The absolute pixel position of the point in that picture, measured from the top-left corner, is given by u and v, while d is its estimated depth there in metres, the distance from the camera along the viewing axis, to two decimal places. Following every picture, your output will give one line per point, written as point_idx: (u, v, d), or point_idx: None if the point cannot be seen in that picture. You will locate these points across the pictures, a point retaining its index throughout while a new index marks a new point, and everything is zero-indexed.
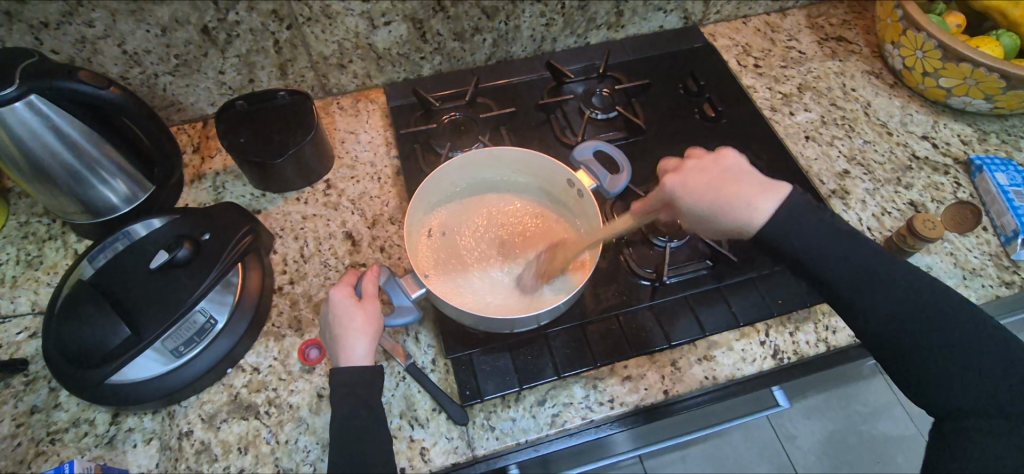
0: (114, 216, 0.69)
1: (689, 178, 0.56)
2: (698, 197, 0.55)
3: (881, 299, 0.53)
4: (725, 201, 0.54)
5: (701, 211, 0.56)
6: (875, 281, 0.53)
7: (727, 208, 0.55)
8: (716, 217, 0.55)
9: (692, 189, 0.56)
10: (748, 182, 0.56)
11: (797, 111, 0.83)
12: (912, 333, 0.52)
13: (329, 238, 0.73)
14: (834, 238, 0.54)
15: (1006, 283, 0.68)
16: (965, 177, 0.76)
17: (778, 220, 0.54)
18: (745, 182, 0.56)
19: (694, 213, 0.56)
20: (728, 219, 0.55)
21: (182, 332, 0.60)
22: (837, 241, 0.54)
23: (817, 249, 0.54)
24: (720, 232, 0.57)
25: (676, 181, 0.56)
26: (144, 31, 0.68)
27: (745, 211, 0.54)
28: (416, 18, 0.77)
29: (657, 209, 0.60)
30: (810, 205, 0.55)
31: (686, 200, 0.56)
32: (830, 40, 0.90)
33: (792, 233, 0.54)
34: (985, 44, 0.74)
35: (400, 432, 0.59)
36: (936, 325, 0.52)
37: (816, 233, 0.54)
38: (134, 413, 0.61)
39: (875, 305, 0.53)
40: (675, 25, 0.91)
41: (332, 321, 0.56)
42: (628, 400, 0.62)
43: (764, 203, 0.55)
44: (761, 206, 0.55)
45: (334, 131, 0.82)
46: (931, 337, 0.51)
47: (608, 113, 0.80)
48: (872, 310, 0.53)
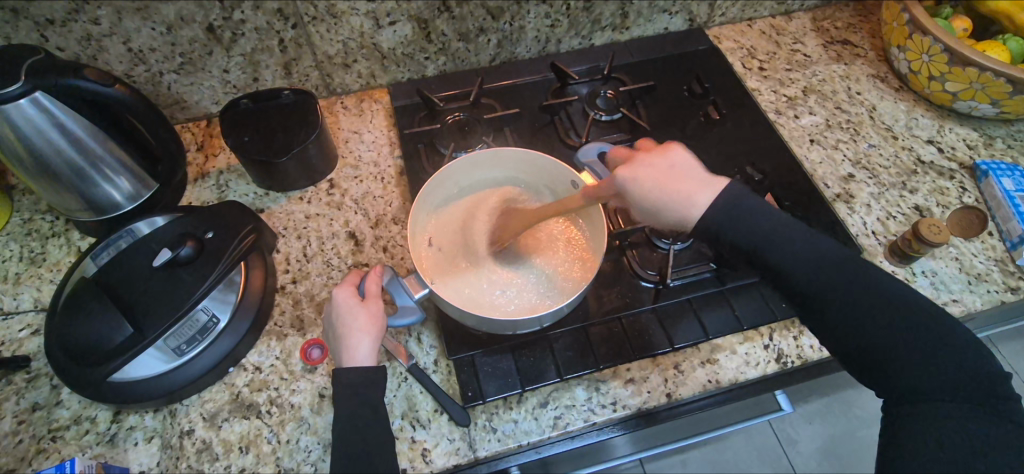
0: (117, 213, 0.69)
1: (639, 172, 0.53)
2: (648, 189, 0.53)
3: (855, 311, 0.49)
4: (668, 195, 0.52)
5: (647, 206, 0.53)
6: (849, 276, 0.50)
7: (669, 205, 0.52)
8: (664, 210, 0.53)
9: (639, 183, 0.53)
10: (690, 175, 0.53)
11: (802, 115, 0.82)
12: (867, 338, 0.49)
13: (332, 238, 0.73)
14: (821, 242, 0.52)
15: (1012, 288, 0.68)
16: (970, 182, 0.76)
17: (683, 203, 0.52)
18: (685, 176, 0.53)
19: (640, 207, 0.54)
20: (665, 212, 0.53)
21: (185, 330, 0.60)
22: (754, 225, 0.51)
23: (767, 244, 0.51)
24: (666, 226, 0.54)
25: (627, 174, 0.54)
26: (149, 29, 0.68)
27: (683, 206, 0.52)
28: (421, 18, 0.77)
29: (609, 198, 0.57)
30: (745, 193, 0.53)
31: (634, 194, 0.53)
32: (836, 43, 0.90)
33: (754, 232, 0.51)
34: (991, 49, 0.74)
35: (401, 433, 0.59)
36: (906, 324, 0.48)
37: (756, 223, 0.51)
38: (135, 411, 0.61)
39: (840, 309, 0.50)
40: (680, 27, 0.90)
41: (335, 321, 0.56)
42: (631, 403, 0.61)
43: (701, 197, 0.52)
44: (698, 202, 0.52)
45: (338, 131, 0.82)
46: (910, 339, 0.48)
47: (612, 115, 0.79)
48: (824, 304, 0.51)
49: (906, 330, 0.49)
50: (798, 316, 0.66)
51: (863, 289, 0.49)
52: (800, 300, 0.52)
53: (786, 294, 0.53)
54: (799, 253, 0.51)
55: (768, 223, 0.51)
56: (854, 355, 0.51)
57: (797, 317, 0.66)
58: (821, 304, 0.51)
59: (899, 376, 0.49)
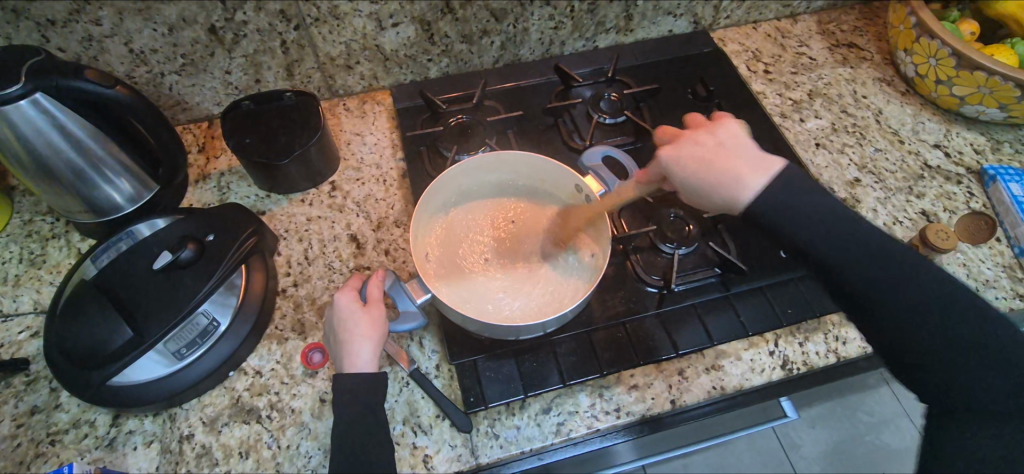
0: (118, 215, 0.68)
1: (683, 150, 0.56)
2: (693, 169, 0.55)
3: (901, 305, 0.53)
4: (718, 175, 0.54)
5: (694, 186, 0.56)
6: (915, 281, 0.53)
7: (719, 184, 0.54)
8: (710, 193, 0.55)
9: (683, 164, 0.56)
10: (741, 155, 0.55)
11: (807, 118, 0.82)
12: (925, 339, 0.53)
13: (333, 240, 0.72)
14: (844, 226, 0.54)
15: (1020, 295, 0.67)
16: (978, 187, 0.75)
17: (737, 184, 0.54)
18: (735, 152, 0.55)
19: (687, 185, 0.56)
20: (715, 194, 0.55)
21: (184, 334, 0.59)
22: (824, 223, 0.53)
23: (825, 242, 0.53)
24: (714, 208, 0.56)
25: (670, 153, 0.56)
26: (151, 30, 0.68)
27: (733, 187, 0.54)
28: (424, 19, 0.77)
29: (657, 180, 0.59)
30: (799, 180, 0.54)
31: (680, 175, 0.56)
32: (841, 46, 0.89)
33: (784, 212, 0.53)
34: (999, 53, 0.73)
35: (403, 439, 0.58)
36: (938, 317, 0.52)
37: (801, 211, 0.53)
38: (134, 415, 0.60)
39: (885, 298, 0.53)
40: (684, 30, 0.90)
41: (336, 327, 0.55)
42: (635, 409, 0.61)
43: (754, 181, 0.54)
44: (754, 179, 0.54)
45: (340, 132, 0.82)
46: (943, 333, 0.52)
47: (616, 118, 0.79)
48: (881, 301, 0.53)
49: (948, 332, 0.52)
50: (803, 323, 0.66)
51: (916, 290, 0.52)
52: (860, 295, 0.54)
53: (834, 289, 0.56)
54: (858, 245, 0.53)
55: (826, 209, 0.54)
56: (889, 344, 0.55)
57: (802, 324, 0.65)
58: (875, 303, 0.53)
59: (936, 371, 0.53)
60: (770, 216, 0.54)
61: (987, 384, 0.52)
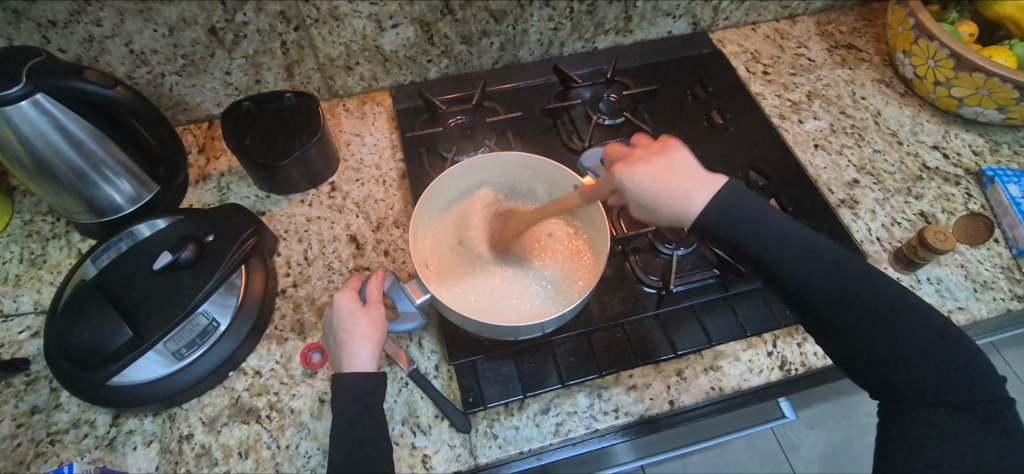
0: (118, 216, 0.68)
1: (636, 167, 0.55)
2: (646, 182, 0.54)
3: (853, 307, 0.51)
4: (671, 190, 0.54)
5: (645, 200, 0.55)
6: (889, 301, 0.51)
7: (669, 199, 0.54)
8: (660, 207, 0.54)
9: (638, 179, 0.54)
10: (689, 173, 0.55)
11: (806, 119, 0.82)
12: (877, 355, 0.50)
13: (333, 241, 0.72)
14: (790, 231, 0.54)
15: (1018, 296, 0.67)
16: (976, 188, 0.75)
17: (682, 200, 0.54)
18: (677, 176, 0.54)
19: (639, 202, 0.55)
20: (665, 207, 0.54)
21: (184, 334, 0.60)
22: (783, 230, 0.53)
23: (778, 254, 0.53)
24: (665, 221, 0.55)
25: (624, 171, 0.55)
26: (151, 31, 0.68)
27: (679, 203, 0.54)
28: (424, 20, 0.77)
29: (606, 195, 0.58)
30: (751, 194, 0.55)
31: (632, 189, 0.54)
32: (840, 48, 0.89)
33: (731, 223, 0.53)
34: (997, 55, 0.73)
35: (402, 439, 0.58)
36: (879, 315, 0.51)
37: (780, 226, 0.54)
38: (134, 415, 0.61)
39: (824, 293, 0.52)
40: (684, 31, 0.90)
41: (336, 327, 0.55)
42: (633, 410, 0.61)
43: (699, 195, 0.54)
44: (697, 195, 0.54)
45: (340, 133, 0.82)
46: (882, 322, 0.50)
47: (615, 119, 0.79)
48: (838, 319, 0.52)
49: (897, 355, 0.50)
50: (801, 324, 0.66)
51: (858, 289, 0.51)
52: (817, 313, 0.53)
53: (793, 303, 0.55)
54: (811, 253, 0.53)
55: (797, 233, 0.54)
56: (849, 360, 0.53)
57: (800, 325, 0.66)
58: (821, 308, 0.52)
59: (898, 378, 0.50)
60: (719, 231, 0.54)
61: (942, 394, 0.49)
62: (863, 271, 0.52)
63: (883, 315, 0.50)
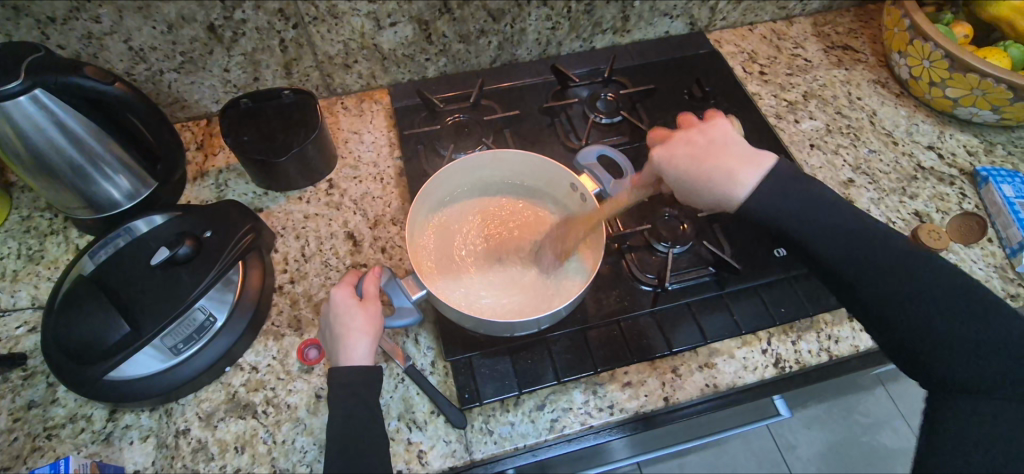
0: (116, 212, 0.69)
1: (678, 149, 0.59)
2: (685, 167, 0.58)
3: (885, 288, 0.53)
4: (708, 171, 0.56)
5: (685, 185, 0.58)
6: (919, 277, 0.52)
7: (708, 179, 0.56)
8: (701, 191, 0.57)
9: (676, 161, 0.58)
10: (732, 152, 0.57)
11: (802, 119, 0.82)
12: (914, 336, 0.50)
13: (330, 238, 0.72)
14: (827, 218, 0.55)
15: (1011, 295, 0.68)
16: (970, 188, 0.76)
17: (727, 179, 0.56)
18: (725, 153, 0.57)
19: (680, 186, 0.59)
20: (711, 189, 0.57)
21: (182, 329, 0.60)
22: (834, 223, 0.54)
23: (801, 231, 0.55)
24: (706, 206, 0.58)
25: (663, 153, 0.59)
26: (150, 28, 0.68)
27: (726, 184, 0.56)
28: (422, 19, 0.77)
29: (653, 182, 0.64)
30: (794, 175, 0.56)
31: (671, 174, 0.59)
32: (836, 48, 0.90)
33: (775, 209, 0.55)
34: (991, 55, 0.74)
35: (398, 435, 0.59)
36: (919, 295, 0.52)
37: (795, 200, 0.55)
38: (131, 410, 0.61)
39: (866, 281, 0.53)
40: (681, 31, 0.90)
41: (333, 321, 0.55)
42: (628, 406, 0.61)
43: (745, 175, 0.56)
44: (740, 182, 0.56)
45: (338, 131, 0.82)
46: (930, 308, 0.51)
47: (612, 118, 0.79)
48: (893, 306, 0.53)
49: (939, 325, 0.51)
50: (795, 322, 0.66)
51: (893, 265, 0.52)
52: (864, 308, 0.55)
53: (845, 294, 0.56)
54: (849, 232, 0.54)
55: (830, 211, 0.55)
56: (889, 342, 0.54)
57: (794, 323, 0.66)
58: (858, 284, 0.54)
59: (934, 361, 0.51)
60: (777, 226, 0.56)
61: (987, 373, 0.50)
62: (886, 248, 0.53)
63: (911, 299, 0.52)
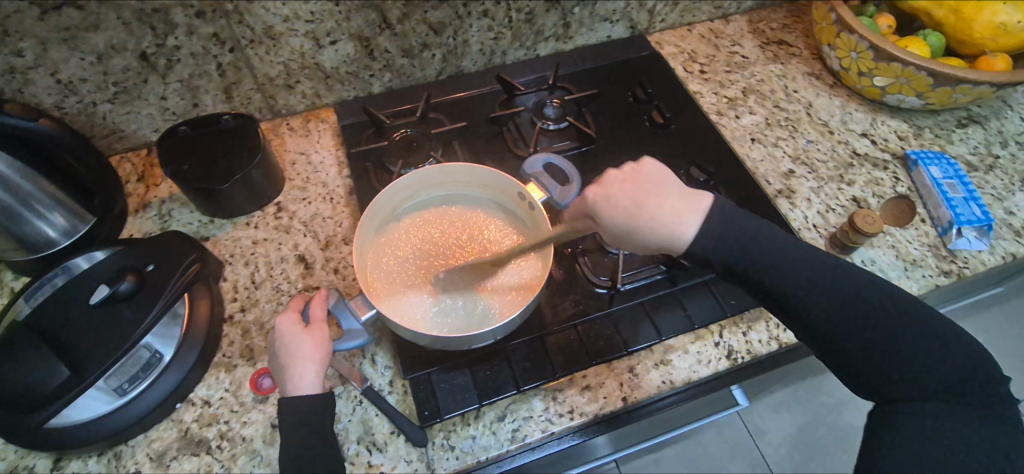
0: (52, 251, 0.66)
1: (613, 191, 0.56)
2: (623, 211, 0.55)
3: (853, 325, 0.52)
4: (643, 215, 0.54)
5: (619, 225, 0.56)
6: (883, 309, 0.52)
7: (645, 228, 0.55)
8: (641, 234, 0.55)
9: (614, 205, 0.56)
10: (670, 198, 0.55)
11: (742, 115, 0.85)
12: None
13: (280, 262, 0.71)
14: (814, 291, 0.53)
15: (945, 272, 0.71)
16: (903, 172, 0.79)
17: (743, 231, 0.54)
18: (667, 198, 0.55)
19: (614, 227, 0.56)
20: (649, 233, 0.55)
21: (127, 368, 0.58)
22: (820, 295, 0.52)
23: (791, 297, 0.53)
24: (651, 244, 0.55)
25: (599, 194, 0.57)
26: (78, 59, 0.66)
27: (671, 224, 0.54)
28: (363, 36, 0.77)
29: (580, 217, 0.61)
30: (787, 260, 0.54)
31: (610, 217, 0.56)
32: (772, 44, 0.93)
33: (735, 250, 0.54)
34: (912, 44, 0.77)
35: (358, 458, 0.58)
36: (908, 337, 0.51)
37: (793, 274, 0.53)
38: (78, 457, 0.59)
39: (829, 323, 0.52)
40: (622, 35, 0.92)
41: (280, 350, 0.54)
42: (588, 410, 0.61)
43: (687, 223, 0.54)
44: (685, 223, 0.54)
45: (284, 153, 0.81)
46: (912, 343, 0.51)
47: (559, 124, 0.80)
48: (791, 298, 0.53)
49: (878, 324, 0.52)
50: (746, 313, 0.68)
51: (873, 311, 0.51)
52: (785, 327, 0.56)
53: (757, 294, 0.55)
54: (786, 269, 0.53)
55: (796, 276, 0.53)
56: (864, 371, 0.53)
57: (745, 314, 0.68)
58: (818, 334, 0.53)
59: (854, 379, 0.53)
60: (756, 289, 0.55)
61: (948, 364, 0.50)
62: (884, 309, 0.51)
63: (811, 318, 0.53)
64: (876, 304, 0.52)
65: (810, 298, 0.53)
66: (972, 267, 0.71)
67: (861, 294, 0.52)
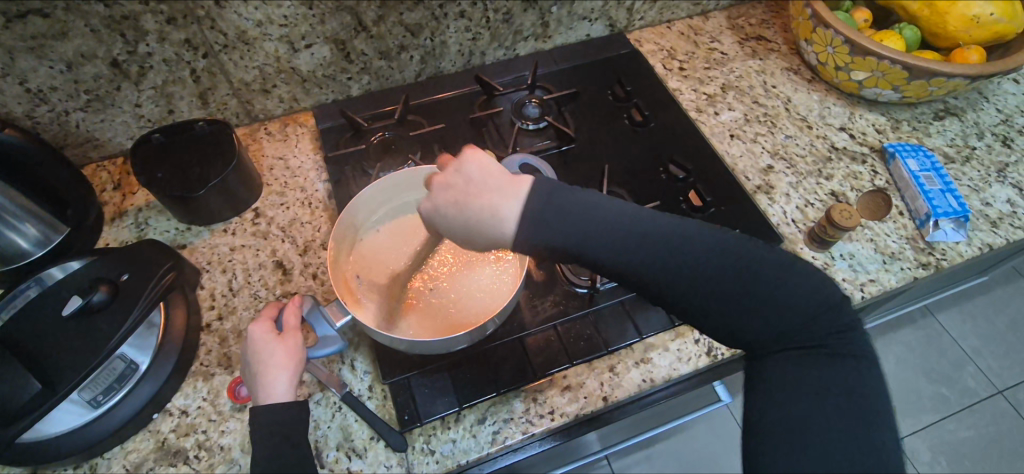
0: (24, 263, 0.65)
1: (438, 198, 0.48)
2: (451, 213, 0.47)
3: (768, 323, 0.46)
4: (471, 218, 0.46)
5: (457, 229, 0.47)
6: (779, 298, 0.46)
7: (477, 229, 0.46)
8: (471, 233, 0.46)
9: (441, 211, 0.47)
10: (487, 186, 0.46)
11: (721, 111, 0.85)
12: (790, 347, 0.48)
13: (258, 269, 0.71)
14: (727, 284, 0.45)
15: (923, 264, 0.71)
16: (881, 165, 0.79)
17: (580, 205, 0.45)
18: (487, 188, 0.46)
19: (453, 232, 0.48)
20: (481, 235, 0.46)
21: (102, 378, 0.58)
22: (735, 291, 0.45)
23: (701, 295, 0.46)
24: (487, 244, 0.47)
25: (427, 206, 0.48)
26: (47, 68, 0.65)
27: (491, 227, 0.45)
28: (338, 39, 0.76)
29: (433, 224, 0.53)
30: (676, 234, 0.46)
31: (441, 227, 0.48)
32: (751, 39, 0.93)
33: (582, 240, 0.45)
34: (888, 38, 0.78)
35: (337, 465, 0.57)
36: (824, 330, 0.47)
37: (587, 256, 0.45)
38: (53, 470, 0.58)
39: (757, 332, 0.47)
40: (601, 33, 0.92)
41: (252, 358, 0.54)
42: (568, 410, 0.61)
43: (508, 209, 0.45)
44: (505, 207, 0.45)
45: (262, 158, 0.80)
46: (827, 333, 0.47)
47: (539, 124, 0.80)
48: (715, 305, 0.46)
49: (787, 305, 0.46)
50: None
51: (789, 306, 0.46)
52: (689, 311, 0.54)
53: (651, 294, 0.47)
54: (688, 256, 0.45)
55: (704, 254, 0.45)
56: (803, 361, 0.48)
57: None
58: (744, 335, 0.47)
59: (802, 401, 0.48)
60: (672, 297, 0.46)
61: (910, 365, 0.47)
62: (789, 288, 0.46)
63: (743, 330, 0.47)
64: (779, 296, 0.46)
65: (723, 298, 0.45)
66: (950, 259, 0.71)
67: (784, 288, 0.46)
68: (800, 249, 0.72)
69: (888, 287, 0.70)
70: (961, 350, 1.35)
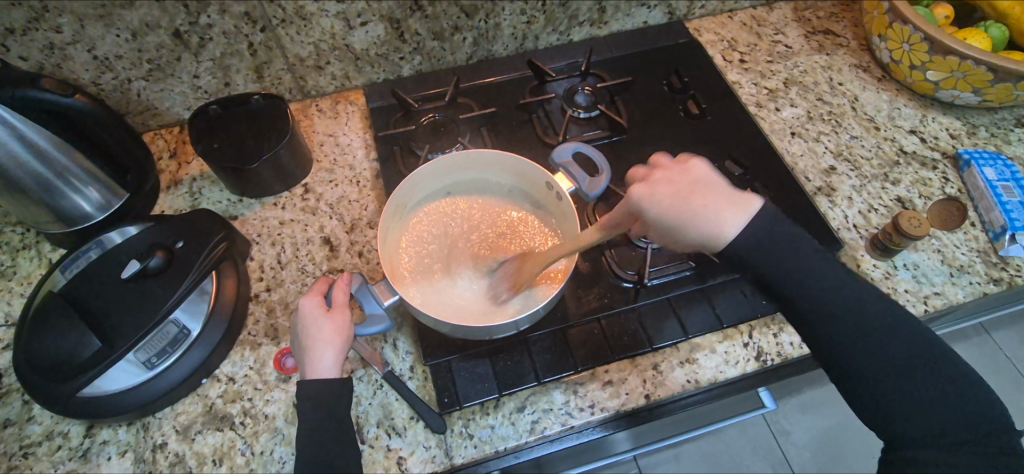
0: (87, 224, 0.67)
1: (658, 188, 0.52)
2: (667, 205, 0.51)
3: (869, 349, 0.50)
4: (693, 210, 0.51)
5: (667, 223, 0.52)
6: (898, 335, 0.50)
7: (694, 221, 0.51)
8: (686, 229, 0.51)
9: (659, 199, 0.51)
10: (715, 198, 0.51)
11: (783, 107, 0.81)
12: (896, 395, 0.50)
13: (306, 243, 0.72)
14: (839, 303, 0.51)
15: (995, 280, 0.67)
16: (952, 172, 0.75)
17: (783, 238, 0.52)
18: (710, 198, 0.51)
19: (660, 222, 0.52)
20: (697, 228, 0.51)
21: (155, 342, 0.59)
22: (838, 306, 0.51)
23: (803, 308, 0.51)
24: (691, 245, 0.53)
25: (642, 191, 0.52)
26: (114, 36, 0.67)
27: (708, 223, 0.51)
28: (394, 17, 0.76)
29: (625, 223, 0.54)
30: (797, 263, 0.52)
31: (653, 212, 0.52)
32: (818, 33, 0.89)
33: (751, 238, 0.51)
34: (971, 36, 0.73)
35: (377, 442, 0.58)
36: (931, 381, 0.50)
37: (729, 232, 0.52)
38: (108, 426, 0.60)
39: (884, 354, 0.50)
40: (659, 21, 0.89)
41: (301, 332, 0.55)
42: (608, 405, 0.61)
43: (730, 219, 0.51)
44: (731, 223, 0.51)
45: (313, 134, 0.81)
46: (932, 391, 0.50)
47: (590, 112, 0.78)
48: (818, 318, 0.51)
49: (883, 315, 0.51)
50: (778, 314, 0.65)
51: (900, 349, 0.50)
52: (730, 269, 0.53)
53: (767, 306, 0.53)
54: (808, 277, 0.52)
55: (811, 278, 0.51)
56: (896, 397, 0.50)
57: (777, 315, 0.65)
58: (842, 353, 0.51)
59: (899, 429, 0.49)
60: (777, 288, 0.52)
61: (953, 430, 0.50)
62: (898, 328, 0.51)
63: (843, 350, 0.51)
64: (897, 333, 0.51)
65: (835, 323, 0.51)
66: None
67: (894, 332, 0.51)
68: (860, 255, 0.69)
69: (954, 301, 0.66)
70: (1018, 372, 1.29)
